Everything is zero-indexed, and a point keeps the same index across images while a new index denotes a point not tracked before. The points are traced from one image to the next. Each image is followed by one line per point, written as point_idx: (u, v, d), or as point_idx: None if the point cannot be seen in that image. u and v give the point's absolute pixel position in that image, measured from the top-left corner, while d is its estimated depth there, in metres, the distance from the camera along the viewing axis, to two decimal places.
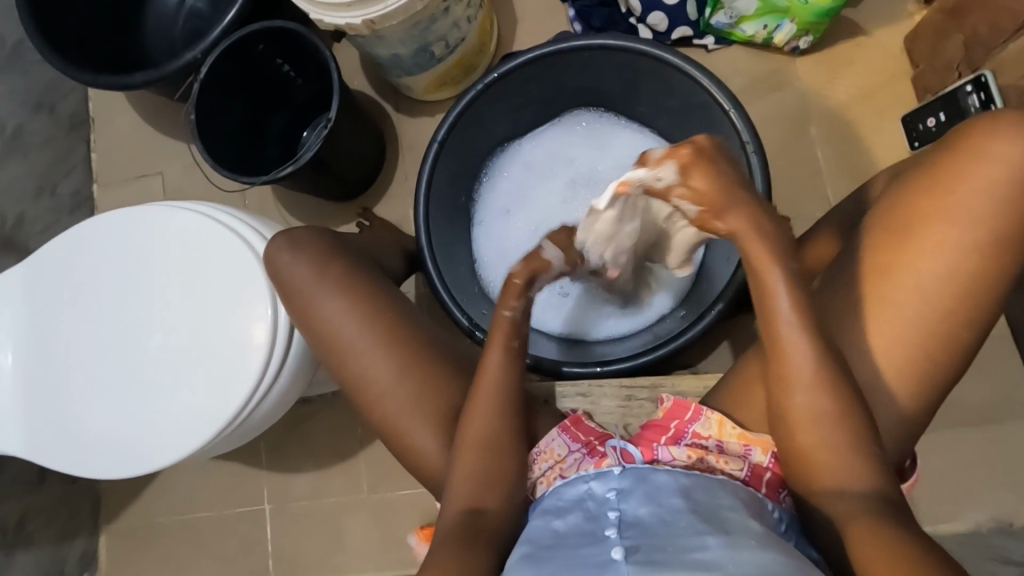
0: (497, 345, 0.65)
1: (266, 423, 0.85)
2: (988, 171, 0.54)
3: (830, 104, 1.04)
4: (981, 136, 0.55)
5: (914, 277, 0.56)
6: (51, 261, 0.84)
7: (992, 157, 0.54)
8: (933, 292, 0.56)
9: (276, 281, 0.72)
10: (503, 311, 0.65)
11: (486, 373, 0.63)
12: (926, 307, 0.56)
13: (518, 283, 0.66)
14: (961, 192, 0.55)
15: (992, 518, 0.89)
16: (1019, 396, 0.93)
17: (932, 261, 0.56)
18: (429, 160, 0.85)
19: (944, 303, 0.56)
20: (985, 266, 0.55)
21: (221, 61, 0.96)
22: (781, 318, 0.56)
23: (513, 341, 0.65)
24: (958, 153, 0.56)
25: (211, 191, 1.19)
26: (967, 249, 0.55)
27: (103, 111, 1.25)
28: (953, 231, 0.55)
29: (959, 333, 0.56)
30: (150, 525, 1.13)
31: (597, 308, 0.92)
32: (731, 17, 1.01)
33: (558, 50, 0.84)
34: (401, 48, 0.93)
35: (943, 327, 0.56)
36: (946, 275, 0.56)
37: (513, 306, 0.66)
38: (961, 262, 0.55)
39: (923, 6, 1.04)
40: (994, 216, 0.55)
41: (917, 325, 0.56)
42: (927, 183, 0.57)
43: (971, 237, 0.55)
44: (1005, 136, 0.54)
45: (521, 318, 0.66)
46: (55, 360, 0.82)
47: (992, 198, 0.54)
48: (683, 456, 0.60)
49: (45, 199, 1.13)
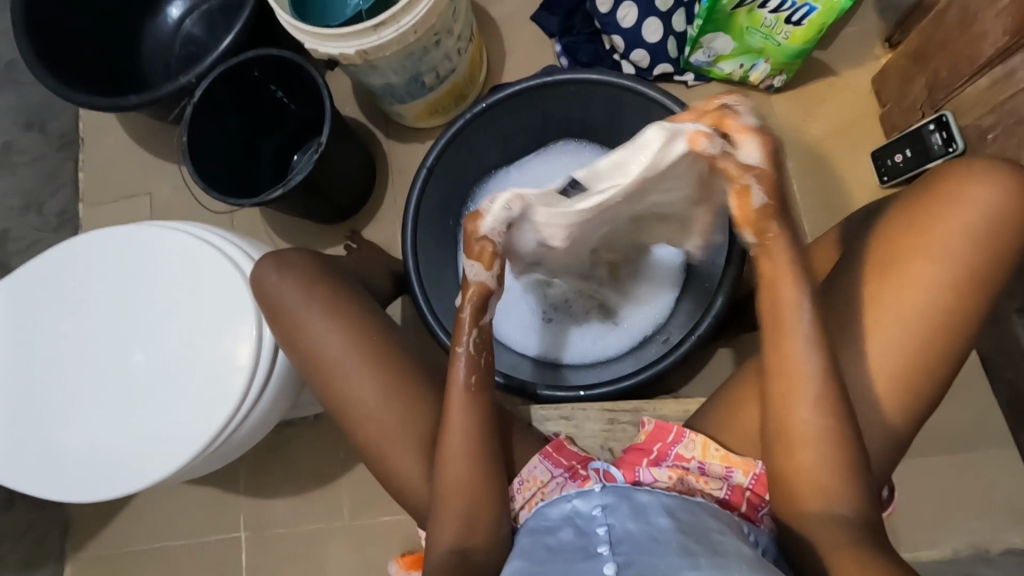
0: (456, 384, 0.63)
1: (247, 445, 0.84)
2: (965, 213, 0.58)
3: (804, 140, 1.09)
4: (961, 178, 0.58)
5: (899, 310, 0.59)
6: (34, 279, 0.83)
7: (967, 199, 0.58)
8: (913, 325, 0.58)
9: (263, 301, 0.73)
10: (456, 349, 0.63)
11: (454, 403, 0.63)
12: (906, 337, 0.58)
13: (466, 318, 0.63)
14: (941, 232, 0.58)
15: (969, 544, 0.91)
16: (993, 422, 0.95)
17: (914, 295, 0.58)
18: (418, 183, 0.87)
19: (924, 335, 0.58)
20: (962, 301, 0.58)
21: (213, 85, 0.98)
22: (791, 327, 0.57)
23: (471, 376, 0.63)
24: (939, 195, 0.59)
25: (199, 211, 1.20)
26: (946, 284, 0.58)
27: (93, 131, 1.25)
28: (934, 266, 0.58)
29: (938, 364, 0.58)
30: (120, 553, 1.09)
31: (572, 325, 0.94)
32: (709, 56, 1.06)
33: (546, 83, 0.88)
34: (393, 77, 0.96)
35: (923, 358, 0.58)
36: (928, 308, 0.58)
37: (464, 341, 0.63)
38: (939, 296, 0.58)
39: (888, 50, 1.10)
40: (971, 253, 0.57)
41: (899, 357, 0.58)
42: (911, 222, 0.60)
43: (950, 273, 0.58)
44: (982, 180, 0.58)
45: (476, 350, 0.63)
46: (38, 378, 0.81)
47: (970, 238, 0.57)
48: (665, 477, 0.61)
49: (30, 216, 1.13)
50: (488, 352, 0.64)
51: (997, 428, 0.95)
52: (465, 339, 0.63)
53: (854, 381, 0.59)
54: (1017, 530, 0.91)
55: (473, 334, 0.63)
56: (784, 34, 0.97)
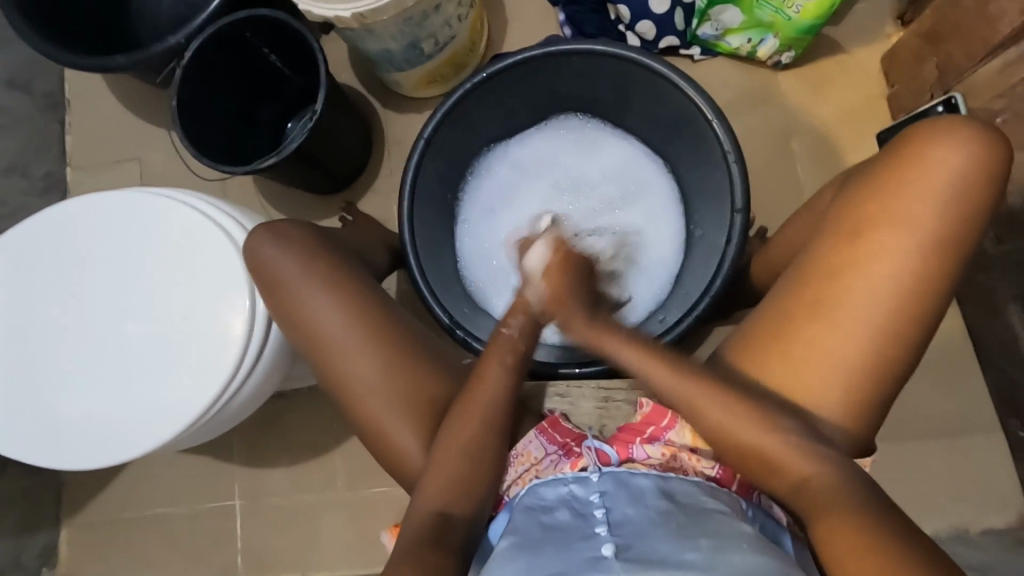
0: (493, 362, 0.66)
1: (241, 416, 0.83)
2: (930, 174, 0.56)
3: (809, 120, 1.07)
4: (925, 144, 0.57)
5: (869, 277, 0.57)
6: (21, 244, 0.82)
7: (933, 164, 0.56)
8: (886, 294, 0.56)
9: (258, 272, 0.71)
10: (501, 329, 0.68)
11: (485, 378, 0.65)
12: (881, 306, 0.56)
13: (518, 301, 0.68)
14: (907, 196, 0.57)
15: (950, 525, 0.93)
16: (981, 407, 0.96)
17: (883, 260, 0.57)
18: (416, 156, 0.85)
19: (897, 303, 0.56)
20: (934, 263, 0.56)
21: (205, 48, 0.94)
22: (694, 397, 0.59)
23: (507, 356, 0.66)
24: (904, 159, 0.58)
25: (191, 178, 1.17)
26: (916, 247, 0.56)
27: (80, 93, 1.21)
28: (901, 234, 0.56)
29: (915, 327, 0.56)
30: (116, 519, 1.10)
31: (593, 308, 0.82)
32: (717, 29, 1.03)
33: (548, 54, 0.85)
34: (391, 43, 0.93)
35: (896, 323, 0.56)
36: (898, 273, 0.56)
37: (511, 323, 0.68)
38: (910, 263, 0.56)
39: (899, 29, 1.07)
40: (939, 215, 0.56)
41: (871, 322, 0.56)
42: (877, 187, 0.58)
43: (919, 240, 0.56)
44: (946, 145, 0.57)
45: (518, 335, 0.68)
46: (27, 345, 0.80)
47: (936, 203, 0.56)
48: (657, 454, 0.61)
49: (16, 179, 1.10)
50: (528, 341, 0.68)
51: (985, 414, 0.96)
52: (512, 322, 0.68)
53: (837, 357, 0.57)
54: (999, 512, 0.93)
55: (520, 319, 0.68)
56: (795, 8, 0.94)
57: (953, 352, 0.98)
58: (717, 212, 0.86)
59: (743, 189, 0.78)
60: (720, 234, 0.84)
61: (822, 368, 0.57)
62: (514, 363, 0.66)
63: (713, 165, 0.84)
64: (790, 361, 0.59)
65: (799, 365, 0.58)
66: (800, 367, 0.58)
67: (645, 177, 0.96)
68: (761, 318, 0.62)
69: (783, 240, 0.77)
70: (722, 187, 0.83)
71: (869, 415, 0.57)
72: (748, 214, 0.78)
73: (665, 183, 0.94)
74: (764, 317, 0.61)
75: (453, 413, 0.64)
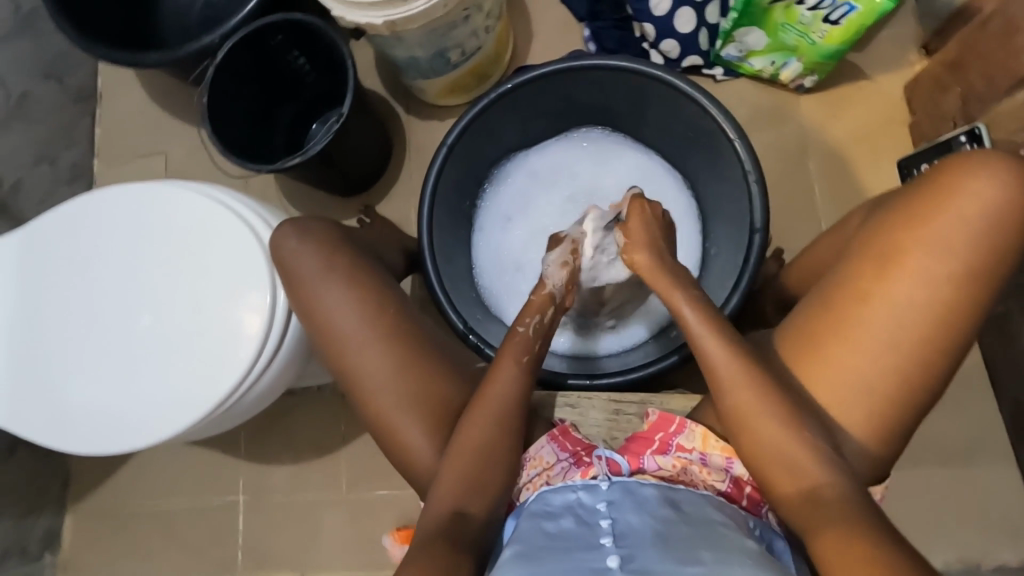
0: (508, 359, 0.66)
1: (254, 410, 0.84)
2: (964, 204, 0.56)
3: (829, 143, 1.07)
4: (961, 172, 0.56)
5: (895, 302, 0.56)
6: (48, 230, 0.83)
7: (968, 192, 0.55)
8: (910, 320, 0.56)
9: (281, 268, 0.73)
10: (517, 328, 0.69)
11: (497, 378, 0.65)
12: (903, 332, 0.56)
13: (535, 302, 0.72)
14: (939, 223, 0.56)
15: (960, 558, 0.91)
16: (996, 440, 0.95)
17: (910, 287, 0.56)
18: (437, 162, 0.86)
19: (921, 330, 0.56)
20: (962, 292, 0.56)
21: (236, 49, 0.96)
22: (727, 381, 0.59)
23: (523, 356, 0.67)
24: (937, 186, 0.57)
25: (213, 174, 1.19)
26: (945, 276, 0.56)
27: (111, 87, 1.24)
28: (930, 261, 0.56)
29: (938, 355, 0.56)
30: (119, 507, 1.11)
31: (603, 326, 0.91)
32: (741, 51, 1.04)
33: (571, 68, 0.86)
34: (419, 51, 0.95)
35: (920, 350, 0.56)
36: (926, 300, 0.56)
37: (527, 323, 0.69)
38: (937, 290, 0.56)
39: (923, 57, 1.08)
40: (970, 244, 0.55)
41: (894, 348, 0.56)
42: (908, 213, 0.58)
43: (948, 268, 0.55)
44: (982, 175, 0.55)
45: (534, 334, 0.69)
46: (47, 329, 0.81)
47: (969, 232, 0.55)
48: (668, 465, 0.61)
49: (44, 168, 1.13)
50: (543, 341, 0.69)
51: (999, 448, 0.95)
52: (528, 321, 0.70)
53: (855, 381, 0.57)
54: (1010, 548, 0.91)
55: (536, 318, 0.70)
56: (820, 33, 0.95)
57: (970, 383, 0.97)
58: (734, 231, 0.86)
59: (762, 208, 0.78)
60: (737, 253, 0.84)
61: (840, 390, 0.57)
62: (529, 363, 0.67)
63: (731, 183, 0.84)
64: (808, 380, 0.59)
65: (819, 385, 0.58)
66: (818, 388, 0.58)
67: (664, 191, 0.96)
68: (782, 336, 0.62)
69: (808, 258, 0.77)
70: (740, 205, 0.83)
71: (886, 437, 0.57)
72: (767, 234, 0.78)
73: (683, 198, 0.95)
74: (788, 335, 0.61)
75: (467, 416, 0.64)
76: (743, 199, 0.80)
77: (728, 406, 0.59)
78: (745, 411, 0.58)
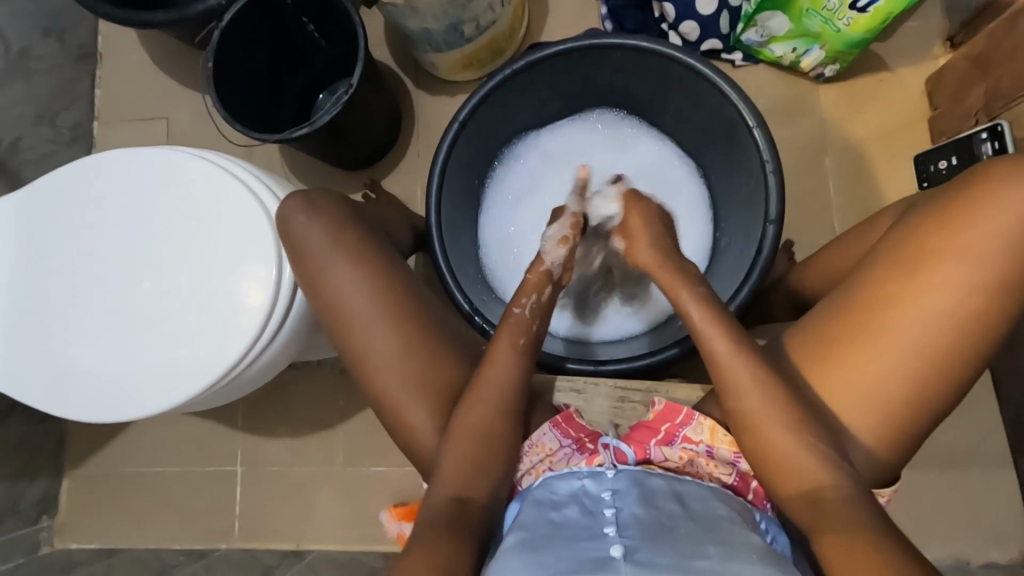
0: (505, 343, 0.65)
1: (255, 384, 0.83)
2: (1000, 212, 0.54)
3: (846, 136, 1.05)
4: (998, 179, 0.55)
5: (919, 309, 0.56)
6: (49, 192, 0.81)
7: (1004, 200, 0.54)
8: (935, 327, 0.55)
9: (288, 242, 0.71)
10: (512, 309, 0.68)
11: (496, 360, 0.64)
12: (927, 339, 0.55)
13: (531, 281, 0.71)
14: (972, 233, 0.55)
15: (950, 556, 0.93)
16: (993, 441, 0.95)
17: (936, 295, 0.55)
18: (449, 139, 0.84)
19: (945, 338, 0.55)
20: (990, 302, 0.55)
21: (246, 12, 0.93)
22: (738, 379, 0.59)
23: (519, 339, 0.66)
24: (972, 193, 0.56)
25: (217, 142, 1.16)
26: (974, 286, 0.55)
27: (112, 47, 1.21)
28: (960, 269, 0.55)
29: (960, 363, 0.56)
30: (117, 473, 1.11)
31: (609, 300, 0.91)
32: (762, 36, 1.01)
33: (592, 47, 0.83)
34: (433, 23, 0.93)
35: (941, 360, 0.56)
36: (951, 310, 0.55)
37: (523, 304, 0.69)
38: (965, 299, 0.55)
39: (948, 51, 1.05)
40: (1002, 254, 0.54)
41: (916, 354, 0.56)
42: (939, 220, 0.57)
43: (977, 276, 0.55)
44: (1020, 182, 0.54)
45: (530, 314, 0.68)
46: (46, 294, 0.80)
47: (1002, 241, 0.54)
48: (675, 456, 0.61)
49: (43, 128, 1.10)
50: (539, 322, 0.68)
51: (996, 449, 0.95)
52: (524, 302, 0.69)
53: (871, 383, 0.57)
54: (1000, 548, 0.92)
55: (532, 298, 0.69)
56: (845, 20, 0.92)
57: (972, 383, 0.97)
58: (746, 223, 0.85)
59: (778, 199, 0.77)
60: (748, 244, 0.83)
61: (858, 394, 0.57)
62: (530, 348, 0.66)
63: (747, 174, 0.83)
64: (826, 382, 0.58)
65: (837, 388, 0.58)
66: (836, 390, 0.58)
67: (676, 178, 0.94)
68: (801, 336, 0.61)
69: (826, 259, 0.76)
70: (755, 197, 0.82)
71: (895, 440, 0.57)
72: (781, 226, 0.77)
73: (695, 185, 0.93)
74: (807, 335, 0.61)
75: (469, 396, 0.63)
76: (759, 191, 0.78)
77: (734, 399, 0.59)
78: (759, 408, 0.57)
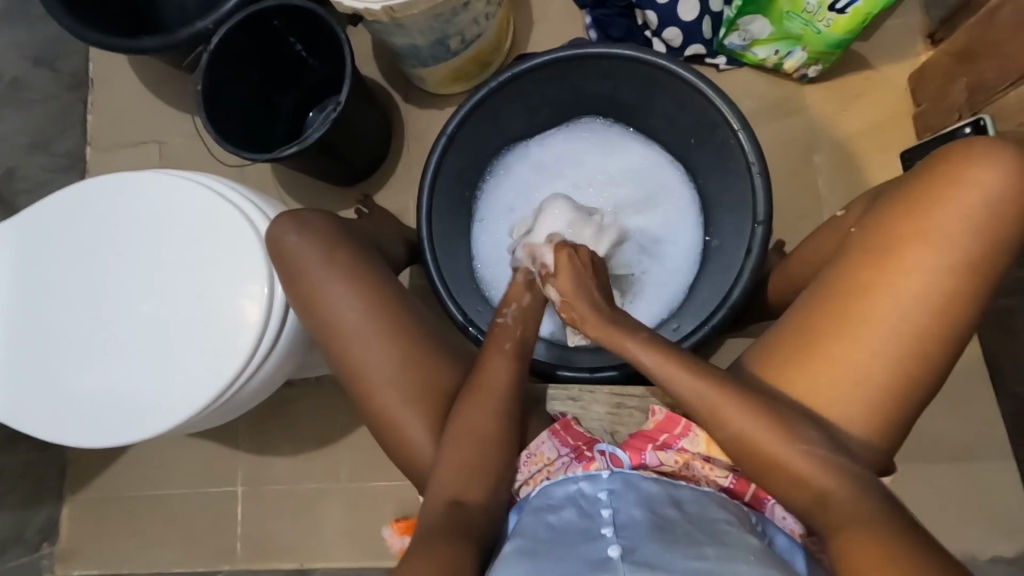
0: (493, 350, 0.67)
1: (251, 403, 0.84)
2: (964, 194, 0.55)
3: (832, 134, 1.06)
4: (960, 163, 0.56)
5: (894, 294, 0.56)
6: (43, 219, 0.82)
7: (968, 183, 0.55)
8: (912, 313, 0.56)
9: (280, 262, 0.72)
10: (498, 320, 0.71)
11: (491, 368, 0.65)
12: (905, 324, 0.56)
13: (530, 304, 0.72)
14: (938, 216, 0.56)
15: (958, 550, 0.92)
16: (995, 434, 0.95)
17: (909, 282, 0.56)
18: (438, 152, 0.84)
19: (923, 323, 0.56)
20: (965, 285, 0.55)
21: (231, 35, 0.94)
22: (745, 427, 0.56)
23: (506, 344, 0.68)
24: (938, 178, 0.57)
25: (209, 163, 1.17)
26: (947, 270, 0.55)
27: (104, 73, 1.22)
28: (930, 253, 0.56)
29: (939, 348, 0.56)
30: (118, 498, 1.11)
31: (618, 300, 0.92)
32: (744, 40, 1.02)
33: (576, 56, 0.84)
34: (419, 38, 0.93)
35: (921, 344, 0.56)
36: (926, 292, 0.56)
37: (506, 312, 0.71)
38: (939, 282, 0.55)
39: (929, 48, 1.06)
40: (970, 235, 0.55)
41: (894, 341, 0.56)
42: (909, 205, 0.58)
43: (949, 258, 0.55)
44: (984, 164, 0.55)
45: (513, 321, 0.70)
46: (41, 320, 0.80)
47: (969, 224, 0.55)
48: (671, 461, 0.61)
49: (37, 156, 1.11)
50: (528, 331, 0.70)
51: (999, 443, 0.95)
52: (507, 312, 0.71)
53: (862, 376, 0.56)
54: (1007, 541, 0.92)
55: (515, 309, 0.71)
56: (825, 22, 0.93)
57: (969, 376, 0.97)
58: (735, 224, 0.85)
59: (765, 200, 0.78)
60: (736, 245, 0.84)
61: (842, 385, 0.57)
62: (514, 350, 0.67)
63: (735, 175, 0.83)
64: (812, 376, 0.58)
65: (819, 381, 0.58)
66: (825, 386, 0.57)
67: (664, 181, 0.95)
68: (783, 331, 0.61)
69: (802, 258, 0.77)
70: (743, 198, 0.82)
71: (889, 426, 0.57)
72: (769, 226, 0.77)
73: (684, 190, 0.94)
74: (787, 329, 0.61)
75: (467, 398, 0.64)
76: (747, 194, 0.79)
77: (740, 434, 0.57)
78: (750, 403, 0.57)
